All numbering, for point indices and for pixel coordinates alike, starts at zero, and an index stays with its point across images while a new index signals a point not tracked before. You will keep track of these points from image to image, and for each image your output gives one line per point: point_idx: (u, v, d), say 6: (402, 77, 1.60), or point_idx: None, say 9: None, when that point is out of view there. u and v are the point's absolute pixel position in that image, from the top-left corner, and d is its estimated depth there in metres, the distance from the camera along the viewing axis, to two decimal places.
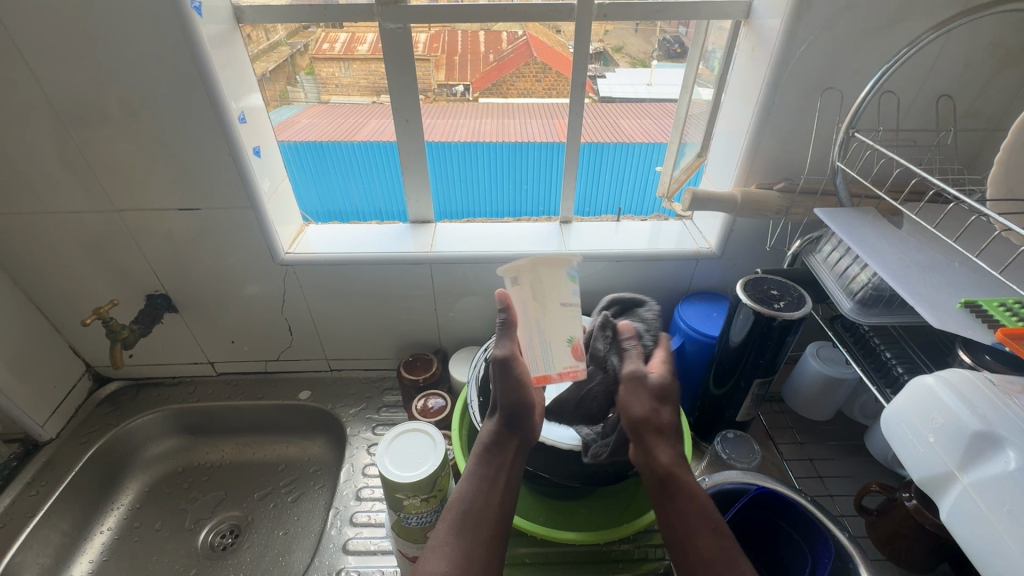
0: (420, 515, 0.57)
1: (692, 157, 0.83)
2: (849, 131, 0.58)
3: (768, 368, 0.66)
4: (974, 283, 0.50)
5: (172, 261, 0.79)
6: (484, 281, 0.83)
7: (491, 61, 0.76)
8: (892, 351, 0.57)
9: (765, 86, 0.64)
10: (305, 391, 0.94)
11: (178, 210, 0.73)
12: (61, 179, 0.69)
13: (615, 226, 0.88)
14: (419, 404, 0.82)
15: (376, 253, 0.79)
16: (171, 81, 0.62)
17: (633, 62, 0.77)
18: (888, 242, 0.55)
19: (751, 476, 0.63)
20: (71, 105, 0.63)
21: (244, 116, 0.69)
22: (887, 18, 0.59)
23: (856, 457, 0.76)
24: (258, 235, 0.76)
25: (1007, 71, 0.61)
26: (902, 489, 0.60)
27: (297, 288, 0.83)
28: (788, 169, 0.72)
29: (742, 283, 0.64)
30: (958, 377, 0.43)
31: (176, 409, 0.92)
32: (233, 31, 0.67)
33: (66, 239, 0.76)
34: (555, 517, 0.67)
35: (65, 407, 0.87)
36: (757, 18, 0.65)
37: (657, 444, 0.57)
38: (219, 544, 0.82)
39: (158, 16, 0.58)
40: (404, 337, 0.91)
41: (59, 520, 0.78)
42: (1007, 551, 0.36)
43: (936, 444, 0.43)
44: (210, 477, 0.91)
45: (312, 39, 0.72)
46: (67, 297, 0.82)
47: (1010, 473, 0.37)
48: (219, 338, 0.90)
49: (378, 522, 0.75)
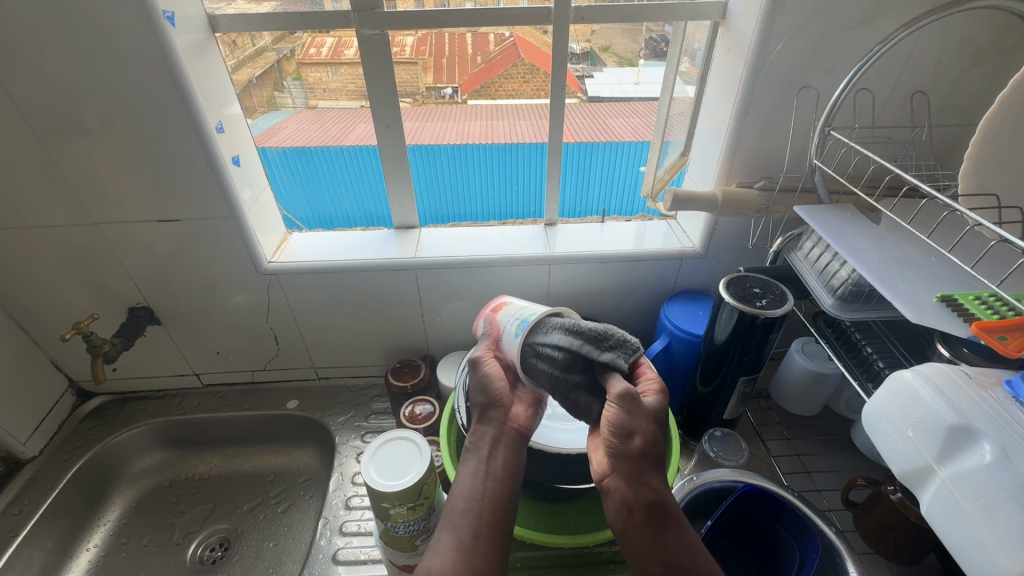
0: (407, 524, 0.57)
1: (676, 156, 0.84)
2: (824, 129, 0.58)
3: (754, 365, 0.66)
4: (948, 277, 0.50)
5: (153, 273, 0.78)
6: (471, 285, 0.83)
7: (480, 63, 0.76)
8: (874, 346, 0.57)
9: (743, 85, 0.64)
10: (293, 399, 0.94)
11: (157, 222, 0.73)
12: (35, 191, 0.68)
13: (600, 228, 0.87)
14: (407, 411, 0.81)
15: (359, 261, 0.79)
16: (144, 92, 0.61)
17: (621, 62, 0.77)
18: (865, 238, 0.56)
19: (740, 473, 0.63)
20: (42, 119, 0.62)
21: (222, 125, 0.69)
22: (858, 17, 0.59)
23: (843, 451, 0.76)
24: (240, 246, 0.76)
25: (980, 66, 0.62)
26: (888, 482, 0.60)
27: (280, 296, 0.82)
28: (767, 168, 0.72)
29: (724, 282, 0.65)
30: (936, 371, 0.44)
31: (162, 422, 0.91)
32: (208, 40, 0.66)
33: (46, 254, 0.75)
34: (545, 520, 0.67)
35: (48, 423, 0.86)
36: (734, 18, 0.65)
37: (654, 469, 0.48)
38: (208, 558, 0.81)
39: (126, 27, 0.57)
40: (392, 345, 0.91)
41: (43, 539, 0.77)
42: (985, 543, 0.37)
43: (915, 438, 0.43)
44: (198, 490, 0.90)
45: (299, 44, 0.73)
46: (48, 314, 0.81)
47: (986, 465, 0.38)
48: (204, 350, 0.90)
49: (367, 531, 0.75)
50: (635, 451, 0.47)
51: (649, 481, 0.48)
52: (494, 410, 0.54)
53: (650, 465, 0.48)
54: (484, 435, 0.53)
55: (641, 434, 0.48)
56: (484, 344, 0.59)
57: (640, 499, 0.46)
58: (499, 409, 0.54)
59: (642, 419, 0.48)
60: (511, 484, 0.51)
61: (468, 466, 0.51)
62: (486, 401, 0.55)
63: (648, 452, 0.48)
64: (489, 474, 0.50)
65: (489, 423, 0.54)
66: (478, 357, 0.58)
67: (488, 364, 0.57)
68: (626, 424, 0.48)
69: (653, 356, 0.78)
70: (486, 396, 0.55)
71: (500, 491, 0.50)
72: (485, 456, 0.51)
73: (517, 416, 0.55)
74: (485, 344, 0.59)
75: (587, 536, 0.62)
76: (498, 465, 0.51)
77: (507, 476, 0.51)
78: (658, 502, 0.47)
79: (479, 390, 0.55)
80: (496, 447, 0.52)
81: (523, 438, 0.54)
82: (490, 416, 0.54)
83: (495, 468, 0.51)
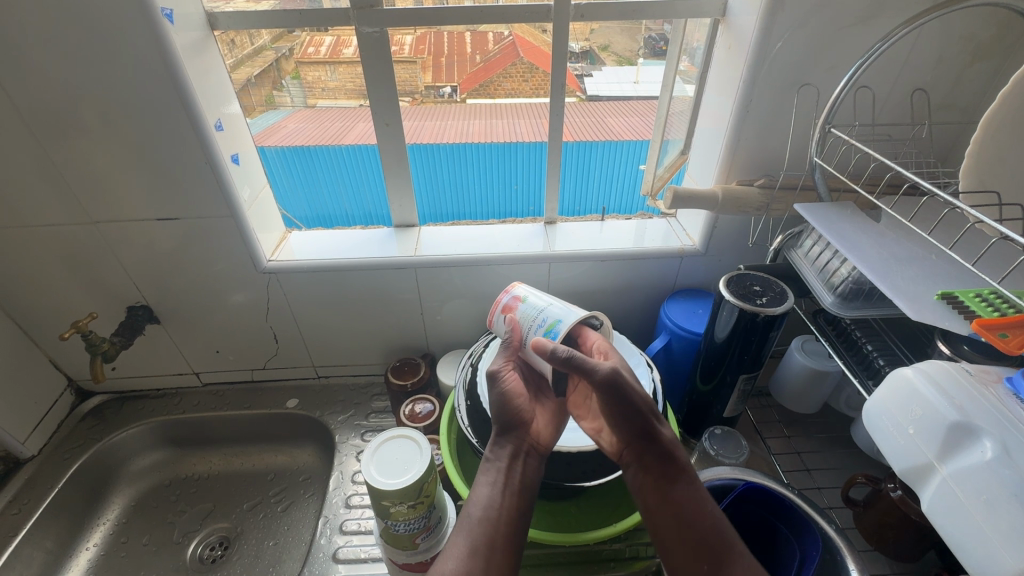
0: (408, 522, 0.57)
1: (676, 155, 0.84)
2: (824, 127, 0.58)
3: (754, 363, 0.66)
4: (948, 275, 0.50)
5: (153, 272, 0.78)
6: (470, 283, 0.83)
7: (478, 62, 0.76)
8: (874, 344, 0.57)
9: (743, 83, 0.64)
10: (293, 398, 0.93)
11: (156, 220, 0.72)
12: (33, 189, 0.68)
13: (599, 226, 0.87)
14: (407, 409, 0.81)
15: (359, 260, 0.79)
16: (144, 89, 0.61)
17: (620, 61, 0.77)
18: (866, 236, 0.56)
19: (740, 471, 0.62)
20: (41, 117, 0.62)
21: (220, 123, 0.69)
22: (858, 14, 0.59)
23: (843, 449, 0.76)
24: (240, 244, 0.75)
25: (980, 64, 0.62)
26: (888, 479, 0.60)
27: (280, 294, 0.82)
28: (767, 166, 0.72)
29: (724, 280, 0.65)
30: (936, 368, 0.44)
31: (161, 421, 0.91)
32: (207, 38, 0.66)
33: (44, 253, 0.74)
34: (545, 518, 0.67)
35: (47, 423, 0.86)
36: (734, 16, 0.65)
37: (661, 426, 0.53)
38: (208, 557, 0.81)
39: (124, 24, 0.57)
40: (392, 343, 0.91)
41: (42, 538, 0.77)
42: (987, 540, 0.37)
43: (916, 435, 0.43)
44: (198, 489, 0.90)
45: (297, 43, 0.73)
46: (46, 312, 0.81)
47: (986, 462, 0.38)
48: (204, 349, 0.89)
49: (367, 529, 0.74)
50: (642, 413, 0.52)
51: (660, 438, 0.52)
52: (515, 427, 0.55)
53: (656, 425, 0.53)
54: (505, 447, 0.54)
55: (640, 399, 0.52)
56: (502, 355, 0.61)
57: (652, 456, 0.52)
58: (522, 424, 0.55)
59: (630, 389, 0.51)
60: (527, 494, 0.52)
61: (486, 476, 0.52)
62: (506, 419, 0.55)
63: (653, 414, 0.52)
64: (507, 485, 0.51)
65: (511, 440, 0.54)
66: (497, 371, 0.58)
67: (507, 378, 0.57)
68: (614, 398, 0.51)
69: (653, 354, 0.78)
70: (506, 415, 0.55)
71: (504, 494, 0.51)
72: (504, 467, 0.52)
73: (538, 432, 0.57)
74: (503, 355, 0.60)
75: (587, 535, 0.62)
76: (515, 478, 0.52)
77: (524, 489, 0.52)
78: (668, 459, 0.52)
79: (500, 408, 0.55)
80: (514, 461, 0.53)
81: (543, 454, 0.56)
82: (512, 432, 0.55)
83: (510, 481, 0.52)
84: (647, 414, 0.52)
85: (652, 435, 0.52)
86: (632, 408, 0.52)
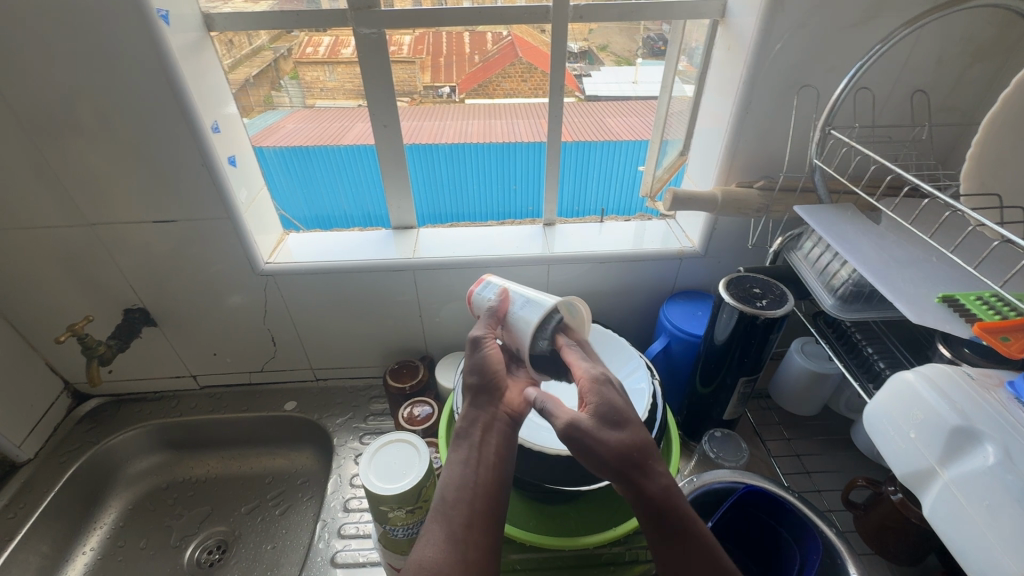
0: (406, 527, 0.57)
1: (676, 155, 0.83)
2: (824, 128, 0.58)
3: (754, 365, 0.66)
4: (949, 277, 0.50)
5: (149, 275, 0.78)
6: (469, 285, 0.82)
7: (477, 62, 0.76)
8: (875, 347, 0.57)
9: (743, 85, 0.64)
10: (291, 401, 0.93)
11: (152, 222, 0.72)
12: (28, 192, 0.67)
13: (599, 228, 0.87)
14: (406, 412, 0.80)
15: (357, 262, 0.78)
16: (139, 90, 0.61)
17: (618, 61, 0.77)
18: (866, 238, 0.56)
19: (740, 474, 0.63)
20: (35, 119, 0.62)
21: (218, 125, 0.68)
22: (857, 15, 0.59)
23: (843, 452, 0.76)
24: (237, 246, 0.75)
25: (980, 65, 0.61)
26: (888, 482, 0.60)
27: (278, 297, 0.81)
28: (767, 167, 0.72)
29: (723, 282, 0.64)
30: (937, 372, 0.44)
31: (158, 424, 0.91)
32: (204, 39, 0.66)
33: (40, 256, 0.74)
34: (544, 522, 0.67)
35: (43, 426, 0.86)
36: (733, 17, 0.65)
37: (645, 475, 0.45)
38: (205, 561, 0.81)
39: (119, 25, 0.56)
40: (390, 346, 0.90)
41: (38, 542, 0.77)
42: (988, 545, 0.37)
43: (917, 439, 0.43)
44: (195, 493, 0.90)
45: (296, 43, 0.73)
46: (42, 315, 0.81)
47: (988, 467, 0.38)
48: (201, 351, 0.89)
49: (365, 533, 0.74)
50: (616, 467, 0.45)
51: (643, 488, 0.45)
52: (488, 394, 0.54)
53: (635, 474, 0.45)
54: (477, 419, 0.52)
55: (606, 456, 0.45)
56: (484, 324, 0.59)
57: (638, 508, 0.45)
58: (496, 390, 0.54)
59: (597, 448, 0.45)
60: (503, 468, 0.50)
61: (458, 452, 0.50)
62: (480, 383, 0.54)
63: (627, 463, 0.45)
64: (481, 460, 0.49)
65: (482, 409, 0.53)
66: (479, 337, 0.57)
67: (488, 346, 0.57)
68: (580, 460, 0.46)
69: (652, 356, 0.78)
70: (481, 378, 0.54)
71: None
72: (477, 442, 0.50)
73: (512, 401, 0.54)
74: (484, 324, 0.59)
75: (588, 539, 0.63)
76: (490, 451, 0.50)
77: (499, 463, 0.50)
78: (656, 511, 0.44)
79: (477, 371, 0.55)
80: (487, 432, 0.51)
81: (517, 422, 0.53)
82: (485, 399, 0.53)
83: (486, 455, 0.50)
84: (618, 465, 0.45)
85: (632, 485, 0.45)
86: (604, 469, 0.45)
